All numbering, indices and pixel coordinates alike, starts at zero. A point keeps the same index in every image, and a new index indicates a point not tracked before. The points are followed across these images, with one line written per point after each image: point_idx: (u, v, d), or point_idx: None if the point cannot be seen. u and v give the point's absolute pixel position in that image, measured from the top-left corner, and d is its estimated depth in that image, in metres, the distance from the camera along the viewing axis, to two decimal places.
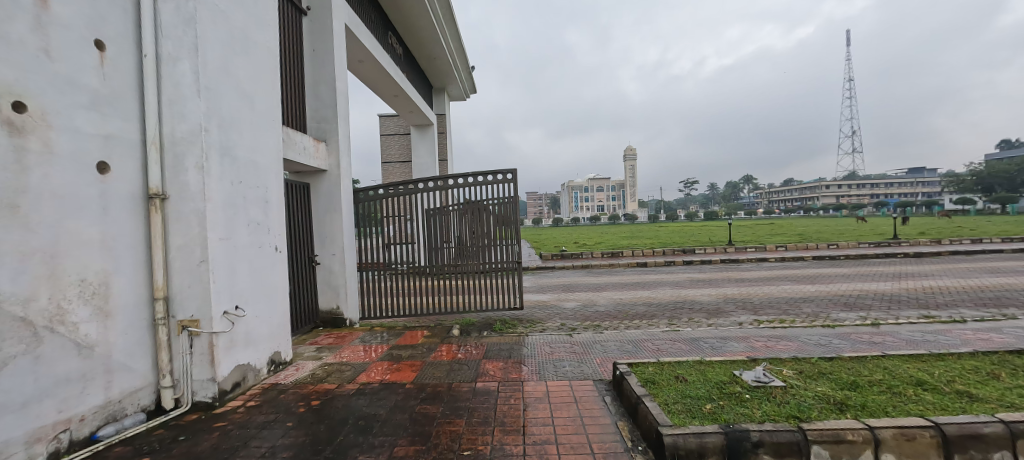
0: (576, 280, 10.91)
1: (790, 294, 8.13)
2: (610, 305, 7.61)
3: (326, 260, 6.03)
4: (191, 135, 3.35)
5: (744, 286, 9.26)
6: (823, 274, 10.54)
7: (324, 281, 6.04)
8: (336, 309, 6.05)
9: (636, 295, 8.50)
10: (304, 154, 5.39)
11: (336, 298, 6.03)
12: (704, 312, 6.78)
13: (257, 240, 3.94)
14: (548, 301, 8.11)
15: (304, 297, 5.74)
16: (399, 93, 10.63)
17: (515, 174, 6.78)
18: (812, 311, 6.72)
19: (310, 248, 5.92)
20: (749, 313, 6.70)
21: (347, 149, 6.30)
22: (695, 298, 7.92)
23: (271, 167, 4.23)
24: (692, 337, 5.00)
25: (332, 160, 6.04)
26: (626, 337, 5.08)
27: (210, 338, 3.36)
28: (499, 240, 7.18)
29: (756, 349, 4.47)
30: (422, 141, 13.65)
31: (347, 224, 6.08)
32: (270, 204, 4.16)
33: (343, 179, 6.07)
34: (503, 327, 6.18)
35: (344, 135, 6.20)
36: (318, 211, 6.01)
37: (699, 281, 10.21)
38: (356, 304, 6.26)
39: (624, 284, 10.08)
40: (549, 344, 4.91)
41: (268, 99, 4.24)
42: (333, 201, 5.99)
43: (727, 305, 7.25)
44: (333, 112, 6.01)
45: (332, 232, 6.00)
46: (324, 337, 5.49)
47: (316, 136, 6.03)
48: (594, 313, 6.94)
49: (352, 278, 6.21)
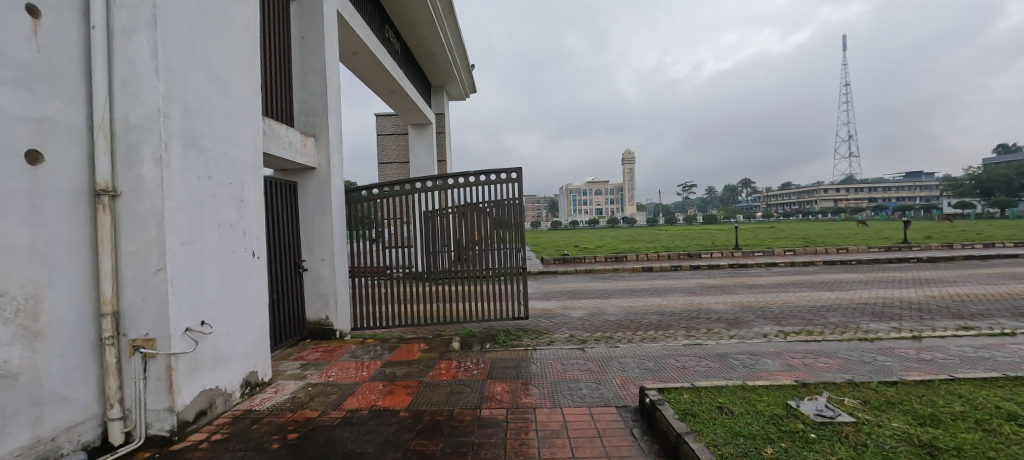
0: (581, 286, 10.41)
1: (810, 301, 7.66)
2: (621, 313, 7.12)
3: (314, 266, 5.52)
4: (147, 121, 2.85)
5: (759, 292, 8.78)
6: (839, 280, 10.07)
7: (311, 289, 5.53)
8: (324, 320, 5.52)
9: (647, 302, 8.01)
10: (290, 150, 4.89)
11: (325, 308, 5.51)
12: (723, 322, 6.29)
13: (229, 244, 3.44)
14: (553, 309, 7.61)
15: (288, 306, 5.23)
16: (396, 89, 10.15)
17: (520, 173, 6.31)
18: (839, 321, 6.24)
19: (296, 253, 5.42)
20: (772, 323, 6.21)
21: (339, 146, 5.79)
22: (711, 306, 7.42)
23: (249, 162, 3.74)
24: (719, 352, 4.50)
25: (322, 156, 5.53)
26: (645, 352, 4.58)
27: (168, 360, 2.85)
28: (502, 244, 6.69)
29: (795, 367, 3.98)
30: (420, 141, 13.16)
31: (338, 226, 5.57)
32: (246, 204, 3.67)
33: (333, 177, 5.56)
34: (508, 339, 5.68)
35: (335, 131, 5.70)
36: (305, 213, 5.51)
37: (710, 287, 9.73)
38: (347, 314, 5.74)
39: (632, 290, 9.59)
40: (560, 360, 4.40)
41: (245, 84, 3.74)
42: (322, 201, 5.49)
43: (746, 314, 6.75)
44: (324, 104, 5.51)
45: (321, 236, 5.49)
46: (311, 351, 4.99)
47: (304, 131, 5.52)
48: (605, 323, 6.45)
49: (343, 285, 5.69)
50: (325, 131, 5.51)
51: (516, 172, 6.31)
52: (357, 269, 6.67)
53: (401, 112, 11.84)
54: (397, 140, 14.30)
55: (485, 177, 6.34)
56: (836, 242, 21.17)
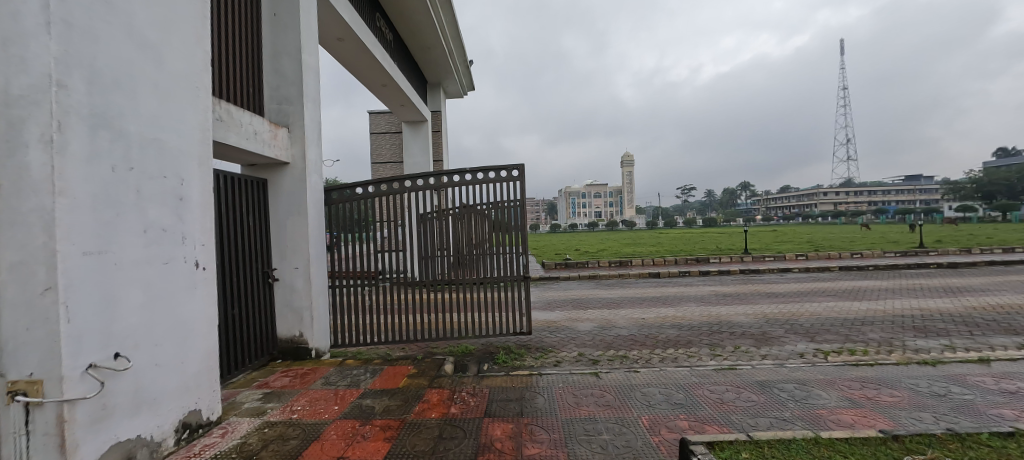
0: (585, 294, 9.70)
1: (839, 313, 6.98)
2: (633, 327, 6.42)
3: (286, 276, 4.79)
4: (34, 91, 2.16)
5: (780, 302, 8.09)
6: (862, 288, 9.38)
7: (283, 302, 4.79)
8: (298, 337, 4.78)
9: (660, 313, 7.31)
10: (256, 142, 4.18)
11: (300, 324, 4.78)
12: (750, 338, 5.59)
13: (160, 253, 2.74)
14: (558, 321, 6.90)
15: (254, 323, 4.50)
16: (388, 82, 9.42)
17: (523, 170, 5.62)
18: (881, 338, 5.54)
19: (264, 260, 4.69)
20: (805, 340, 5.51)
21: (317, 138, 5.08)
22: (732, 319, 6.71)
23: (192, 152, 3.04)
24: (759, 380, 3.79)
25: (295, 149, 4.81)
26: (672, 380, 3.86)
27: (60, 409, 2.16)
28: (502, 248, 6.01)
29: (858, 403, 3.27)
30: (415, 139, 12.40)
31: (315, 230, 4.85)
32: (187, 203, 2.97)
33: (309, 174, 4.84)
34: (508, 359, 4.97)
35: (312, 121, 4.99)
36: (277, 214, 4.79)
37: (725, 295, 9.03)
38: (325, 329, 5.01)
39: (642, 298, 8.89)
40: (571, 390, 3.70)
41: (187, 54, 3.03)
42: (296, 202, 4.77)
43: (774, 329, 6.05)
44: (299, 91, 4.80)
45: (295, 241, 4.78)
46: (280, 376, 4.27)
47: (275, 120, 4.80)
48: (616, 339, 5.74)
49: (320, 297, 4.96)
50: (299, 121, 4.80)
51: (518, 168, 5.62)
52: (339, 277, 5.92)
53: (394, 108, 11.12)
54: (391, 139, 13.59)
55: (484, 174, 5.64)
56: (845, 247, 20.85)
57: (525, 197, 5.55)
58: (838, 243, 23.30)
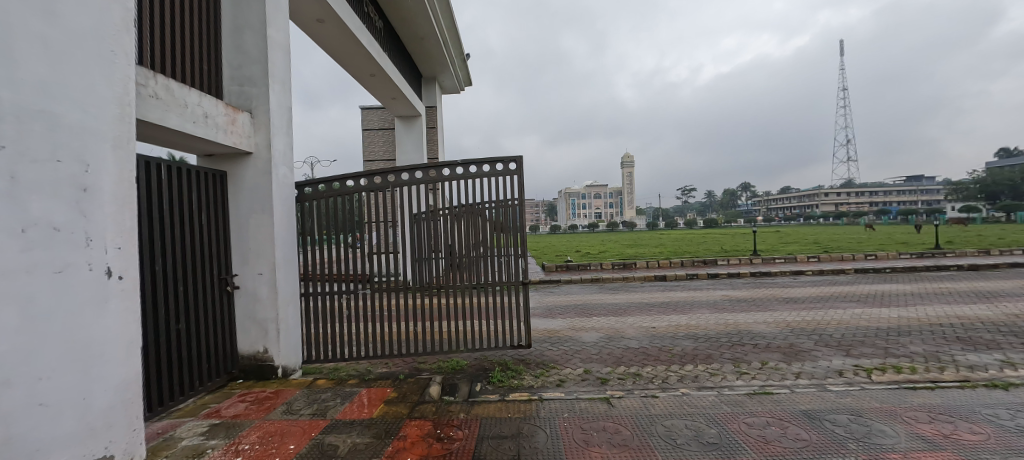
0: (589, 298, 9.06)
1: (869, 321, 6.35)
2: (644, 337, 5.80)
3: (248, 283, 4.14)
4: None
5: (800, 308, 7.46)
6: (886, 292, 8.74)
7: (244, 313, 4.15)
8: (261, 354, 4.13)
9: (672, 321, 6.68)
10: (206, 127, 3.54)
11: (263, 338, 4.14)
12: (778, 352, 4.95)
13: (48, 259, 2.14)
14: (561, 331, 6.26)
15: (207, 338, 3.86)
16: (377, 72, 8.78)
17: (521, 163, 4.99)
18: (926, 352, 4.91)
19: (221, 265, 4.06)
20: (841, 354, 4.88)
21: (285, 125, 4.44)
22: (753, 329, 6.07)
23: (105, 130, 2.43)
24: (804, 411, 3.16)
25: (259, 137, 4.16)
26: (699, 410, 3.23)
27: None
28: (497, 251, 5.37)
29: (935, 444, 2.66)
30: (408, 134, 11.76)
31: (281, 231, 4.21)
32: (96, 194, 2.36)
33: (275, 165, 4.19)
34: (504, 377, 4.34)
35: (280, 107, 4.35)
36: (237, 212, 4.15)
37: (740, 300, 8.40)
38: (294, 343, 4.36)
39: (650, 304, 8.26)
40: (579, 423, 3.07)
41: (99, 10, 2.41)
42: (259, 197, 4.13)
43: (802, 341, 5.40)
44: (262, 70, 4.17)
45: (258, 242, 4.13)
46: (236, 402, 3.64)
47: (235, 104, 4.16)
48: (626, 353, 5.12)
49: (289, 308, 4.31)
50: (263, 105, 4.16)
51: (516, 161, 4.98)
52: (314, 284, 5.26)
53: (385, 102, 10.48)
54: (384, 136, 12.97)
55: (477, 167, 5.00)
56: (856, 246, 20.94)
57: (523, 193, 4.93)
58: (845, 243, 23.53)
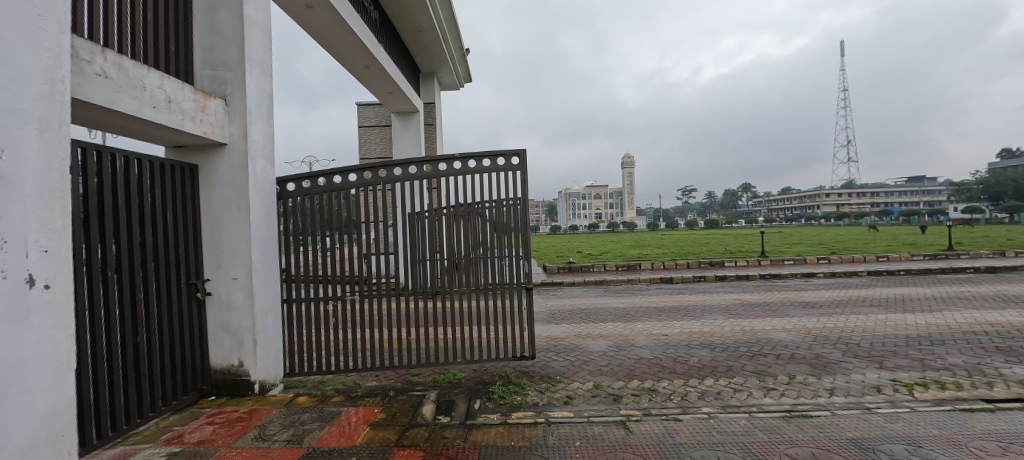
0: (594, 302, 8.63)
1: (897, 328, 5.93)
2: (656, 346, 5.39)
3: (221, 289, 3.72)
4: None
5: (819, 313, 7.04)
6: (907, 297, 8.32)
7: (217, 323, 3.72)
8: (235, 368, 3.71)
9: (685, 328, 6.26)
10: (169, 113, 3.13)
11: (238, 350, 3.71)
12: (804, 364, 4.54)
13: None
14: (566, 338, 5.85)
15: (173, 351, 3.44)
16: (372, 64, 8.35)
17: (524, 157, 4.56)
18: (967, 364, 4.49)
19: (190, 269, 3.63)
20: (874, 367, 4.47)
21: (265, 115, 4.02)
22: (772, 337, 5.66)
23: (28, 110, 2.01)
24: (853, 439, 2.75)
25: (233, 127, 3.73)
26: (731, 437, 2.82)
27: None
28: (496, 251, 4.95)
29: None
30: (406, 131, 11.35)
31: (259, 232, 3.79)
32: (12, 186, 1.94)
33: (252, 158, 3.76)
34: (506, 393, 3.92)
35: (258, 94, 3.93)
36: (210, 210, 3.73)
37: (753, 305, 7.99)
38: (273, 355, 3.93)
39: (659, 308, 7.83)
40: (594, 453, 2.67)
41: None
42: (233, 194, 3.71)
43: (829, 352, 4.98)
44: (238, 53, 3.75)
45: (232, 244, 3.70)
46: (203, 424, 3.22)
47: (207, 89, 3.74)
48: (639, 364, 4.70)
49: (268, 316, 3.89)
50: (239, 92, 3.75)
51: (519, 155, 4.56)
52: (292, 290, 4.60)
53: (381, 97, 10.07)
54: (381, 133, 12.56)
55: (476, 162, 4.57)
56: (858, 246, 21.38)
57: (526, 190, 4.51)
58: (849, 243, 23.93)
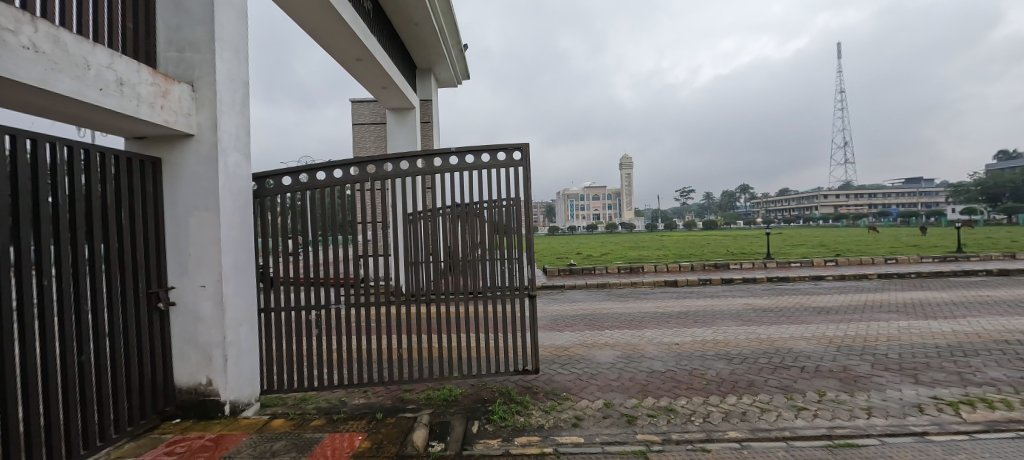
0: (598, 307, 8.24)
1: (923, 337, 5.55)
2: (668, 356, 5.00)
3: (186, 298, 3.30)
4: None
5: (836, 320, 6.66)
6: (924, 302, 7.96)
7: (182, 337, 3.31)
8: (203, 387, 3.30)
9: (696, 336, 5.86)
10: (121, 97, 2.72)
11: (206, 367, 3.30)
12: (833, 379, 4.16)
13: None
14: (571, 348, 5.45)
15: (129, 370, 3.04)
16: (364, 56, 7.93)
17: (527, 152, 4.15)
18: (1010, 378, 4.12)
19: (150, 276, 3.21)
20: (909, 382, 4.09)
21: (239, 103, 3.60)
22: (793, 347, 5.26)
23: None
24: None
25: (201, 115, 3.31)
26: None
27: None
28: (495, 253, 4.55)
29: None
30: (401, 128, 10.92)
31: (230, 233, 3.38)
32: None
33: (222, 151, 3.35)
34: (507, 414, 3.52)
35: (230, 79, 3.51)
36: (174, 210, 3.31)
37: (764, 310, 7.61)
38: (247, 371, 3.51)
39: (667, 314, 7.44)
40: None
41: None
42: (201, 191, 3.29)
43: (857, 364, 4.59)
44: (207, 32, 3.33)
45: (199, 247, 3.29)
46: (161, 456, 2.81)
47: (172, 74, 3.33)
48: (652, 378, 4.31)
49: (242, 328, 3.47)
50: (208, 76, 3.34)
51: (521, 149, 4.14)
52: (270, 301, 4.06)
53: (374, 92, 9.65)
54: (376, 131, 12.15)
55: (475, 157, 4.16)
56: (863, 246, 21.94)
57: (530, 188, 4.11)
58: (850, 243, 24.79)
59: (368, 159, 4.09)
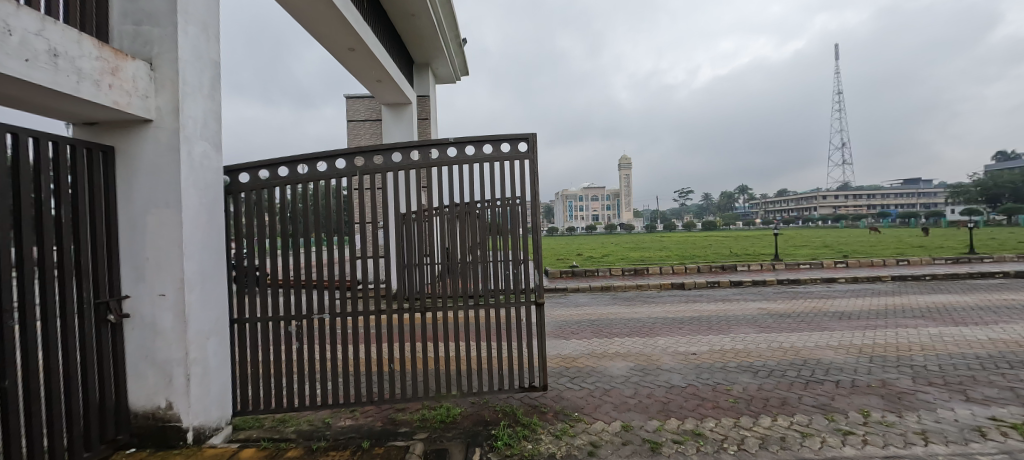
0: (604, 312, 7.80)
1: (961, 346, 5.12)
2: (687, 368, 4.57)
3: (142, 308, 2.85)
4: None
5: (860, 326, 6.24)
6: (948, 306, 7.55)
7: (138, 354, 2.86)
8: (162, 412, 2.86)
9: (714, 345, 5.43)
10: (56, 71, 2.29)
11: (165, 389, 2.86)
12: (874, 397, 3.74)
13: None
14: (580, 358, 5.01)
15: (70, 394, 2.59)
16: (357, 45, 7.48)
17: (534, 143, 3.71)
18: None
19: (97, 284, 2.76)
20: (961, 400, 3.66)
21: (207, 86, 3.16)
22: (821, 358, 4.84)
23: None
24: None
25: (160, 98, 2.87)
26: None
27: None
28: (497, 254, 4.08)
29: None
30: (396, 125, 10.49)
31: (195, 233, 2.93)
32: None
33: (185, 140, 2.90)
34: (513, 440, 3.08)
35: (197, 58, 3.06)
36: (130, 207, 2.87)
37: (781, 315, 7.19)
38: (215, 392, 3.07)
39: (678, 319, 7.01)
40: None
41: None
42: (160, 186, 2.85)
43: (896, 379, 4.17)
44: (168, 2, 2.89)
45: (158, 250, 2.84)
46: None
47: (128, 50, 2.89)
48: (672, 395, 3.88)
49: (209, 343, 3.02)
50: (169, 53, 2.90)
51: (528, 140, 3.71)
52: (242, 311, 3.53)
53: (369, 85, 9.20)
54: (372, 128, 11.73)
55: (475, 148, 3.72)
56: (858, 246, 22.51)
57: (537, 183, 3.67)
58: (846, 243, 25.35)
59: (357, 151, 3.60)
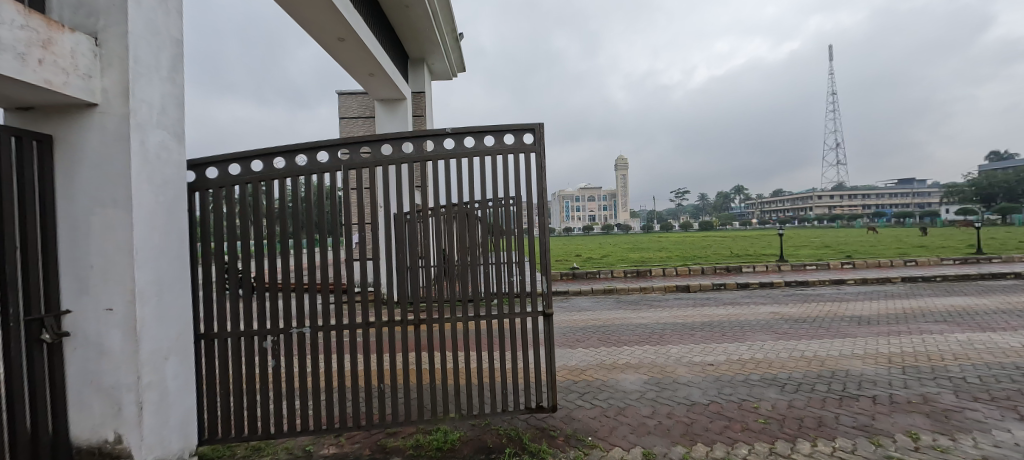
0: (610, 317, 7.40)
1: (999, 355, 4.75)
2: (706, 382, 4.19)
3: (85, 325, 2.44)
4: None
5: (883, 332, 5.87)
6: (970, 309, 7.20)
7: (82, 379, 2.45)
8: (110, 446, 2.45)
9: (732, 355, 5.04)
10: None
11: (113, 419, 2.44)
12: (919, 416, 3.37)
13: None
14: (589, 371, 4.62)
15: None
16: (347, 35, 7.05)
17: (541, 134, 3.31)
18: None
19: (27, 298, 2.33)
20: (1016, 420, 3.29)
21: (165, 67, 2.73)
22: (850, 369, 4.46)
23: None
24: None
25: (107, 79, 2.46)
26: None
27: None
28: (498, 257, 3.60)
29: None
30: (390, 122, 10.07)
31: (149, 238, 2.51)
32: None
33: (136, 127, 2.47)
34: None
35: (153, 35, 2.64)
36: (71, 207, 2.44)
37: (796, 320, 6.82)
38: (175, 421, 2.66)
39: (688, 326, 6.62)
40: None
41: None
42: (107, 181, 2.42)
43: (938, 393, 3.80)
44: None
45: (105, 257, 2.42)
46: None
47: (71, 24, 2.48)
48: (694, 414, 3.49)
49: (168, 365, 2.61)
50: (118, 27, 2.48)
51: (534, 131, 3.30)
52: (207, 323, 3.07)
53: (362, 79, 8.78)
54: (365, 126, 11.30)
55: (475, 140, 3.31)
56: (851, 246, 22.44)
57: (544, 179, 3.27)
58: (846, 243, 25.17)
59: (342, 142, 3.17)
